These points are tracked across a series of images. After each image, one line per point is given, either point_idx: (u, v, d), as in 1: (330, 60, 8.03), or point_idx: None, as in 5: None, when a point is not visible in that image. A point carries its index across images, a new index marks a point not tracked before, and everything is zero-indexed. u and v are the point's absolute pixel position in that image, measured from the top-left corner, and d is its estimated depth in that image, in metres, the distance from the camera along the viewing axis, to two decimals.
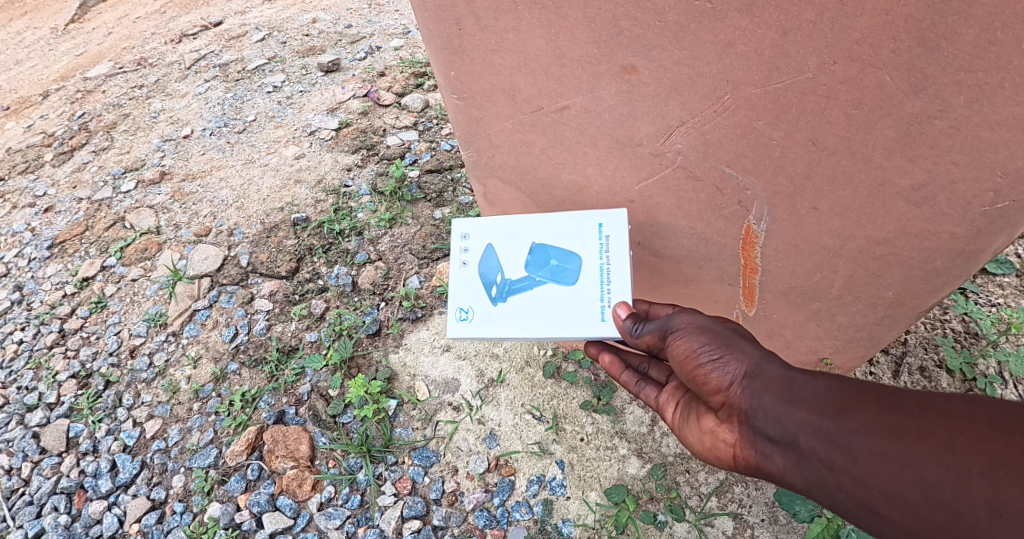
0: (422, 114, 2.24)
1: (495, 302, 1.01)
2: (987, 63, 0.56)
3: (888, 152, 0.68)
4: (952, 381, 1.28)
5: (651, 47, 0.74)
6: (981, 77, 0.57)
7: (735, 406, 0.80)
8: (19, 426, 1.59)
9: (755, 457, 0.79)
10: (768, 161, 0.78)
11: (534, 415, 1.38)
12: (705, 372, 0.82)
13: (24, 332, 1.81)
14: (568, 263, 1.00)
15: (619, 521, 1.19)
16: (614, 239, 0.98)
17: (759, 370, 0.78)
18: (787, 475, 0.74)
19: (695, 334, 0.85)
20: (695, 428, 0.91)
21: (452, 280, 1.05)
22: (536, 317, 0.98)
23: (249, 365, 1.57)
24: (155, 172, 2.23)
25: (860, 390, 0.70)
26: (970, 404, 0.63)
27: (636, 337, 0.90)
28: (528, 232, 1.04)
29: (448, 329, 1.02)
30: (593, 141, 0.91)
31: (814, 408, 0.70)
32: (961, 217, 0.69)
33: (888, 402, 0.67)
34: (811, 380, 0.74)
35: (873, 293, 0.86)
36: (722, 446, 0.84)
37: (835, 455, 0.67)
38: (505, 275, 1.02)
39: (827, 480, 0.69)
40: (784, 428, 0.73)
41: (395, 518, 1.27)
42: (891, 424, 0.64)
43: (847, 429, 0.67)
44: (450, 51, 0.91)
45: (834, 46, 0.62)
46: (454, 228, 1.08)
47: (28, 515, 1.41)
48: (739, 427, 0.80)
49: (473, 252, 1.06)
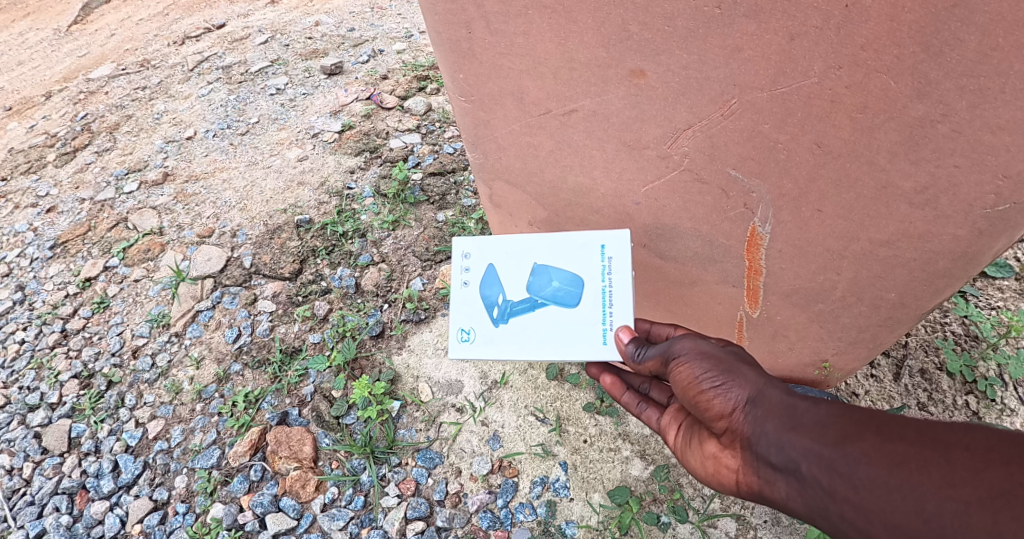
0: (425, 117, 2.25)
1: (496, 323, 1.03)
2: (989, 69, 0.57)
3: (891, 155, 0.69)
4: (952, 384, 1.29)
5: (659, 51, 0.75)
6: (983, 82, 0.58)
7: (738, 432, 0.81)
8: (21, 426, 1.59)
9: (758, 483, 0.79)
10: (773, 164, 0.78)
11: (538, 416, 1.38)
12: (709, 397, 0.83)
13: (26, 332, 1.81)
14: (570, 285, 1.01)
15: (623, 522, 1.20)
16: (616, 260, 0.99)
17: (761, 396, 0.80)
18: (790, 503, 0.75)
19: (697, 359, 0.85)
20: (698, 452, 0.92)
21: (453, 301, 1.06)
22: (538, 340, 1.00)
23: (253, 366, 1.57)
24: (158, 173, 2.23)
25: (860, 418, 0.71)
26: (969, 435, 0.63)
27: (638, 362, 0.92)
28: (531, 252, 1.05)
29: (450, 350, 1.03)
30: (601, 143, 0.92)
31: (816, 435, 0.71)
32: (963, 220, 0.70)
33: (888, 432, 0.67)
34: (812, 407, 0.75)
35: (876, 295, 0.87)
36: (725, 471, 0.85)
37: (837, 483, 0.67)
38: (507, 296, 1.03)
39: (829, 509, 0.69)
40: (787, 455, 0.74)
41: (399, 518, 1.27)
42: (891, 453, 0.64)
43: (848, 457, 0.67)
44: (459, 54, 0.92)
45: (840, 51, 0.63)
46: (455, 247, 1.08)
47: (29, 515, 1.41)
48: (742, 452, 0.81)
49: (475, 270, 1.06)
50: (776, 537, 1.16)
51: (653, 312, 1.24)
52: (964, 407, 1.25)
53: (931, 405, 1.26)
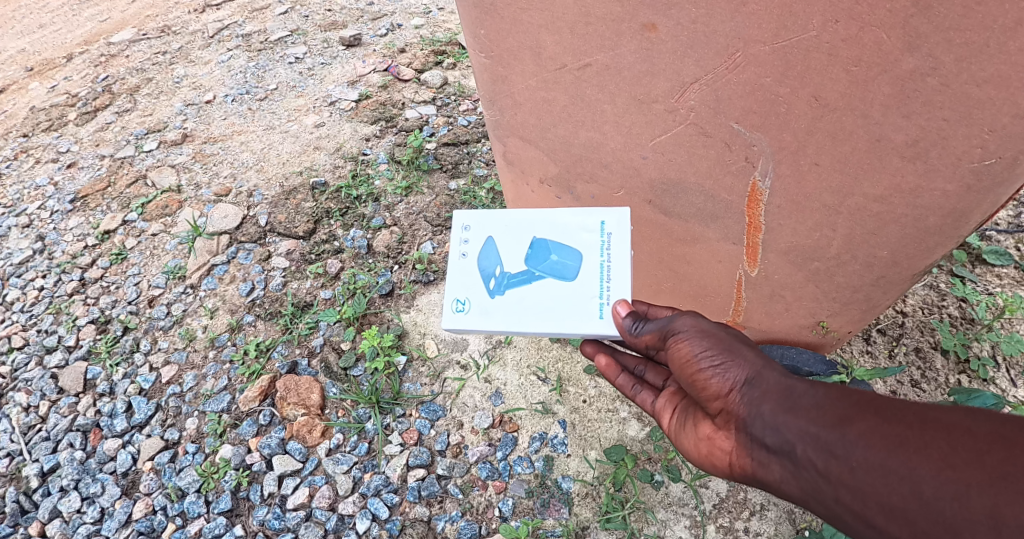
0: (441, 90, 2.28)
1: (492, 294, 1.05)
2: (975, 23, 0.60)
3: (884, 109, 0.71)
4: (945, 363, 1.32)
5: (670, 5, 0.77)
6: (969, 36, 0.61)
7: (733, 413, 0.82)
8: (39, 367, 1.64)
9: (751, 465, 0.80)
10: (774, 117, 0.81)
11: (539, 376, 1.43)
12: (706, 376, 0.84)
13: (45, 280, 1.86)
14: (569, 259, 1.04)
15: (617, 478, 1.23)
16: (615, 237, 1.05)
17: (759, 377, 0.80)
18: (783, 485, 0.76)
19: (697, 337, 0.87)
20: (692, 434, 0.94)
21: (451, 272, 1.09)
22: (533, 310, 1.02)
23: (265, 317, 1.62)
24: (177, 134, 2.28)
25: (860, 401, 0.70)
26: (971, 417, 0.62)
27: (635, 336, 0.94)
28: (530, 229, 1.09)
29: (445, 320, 1.04)
30: (612, 97, 0.95)
31: (814, 417, 0.71)
32: (952, 174, 0.73)
33: (887, 415, 0.66)
34: (810, 390, 0.75)
35: (869, 252, 0.90)
36: (719, 453, 0.86)
37: (833, 465, 0.67)
38: (504, 268, 1.06)
39: (824, 492, 0.69)
40: (782, 436, 0.74)
41: (402, 465, 1.31)
42: (891, 437, 0.64)
43: (846, 439, 0.67)
44: (482, 10, 0.95)
45: (837, 5, 0.66)
46: (457, 220, 1.13)
47: (44, 449, 1.46)
48: (737, 434, 0.82)
49: (473, 243, 1.10)
50: (766, 499, 1.20)
51: (656, 272, 1.27)
52: (955, 385, 1.29)
53: (924, 382, 1.30)
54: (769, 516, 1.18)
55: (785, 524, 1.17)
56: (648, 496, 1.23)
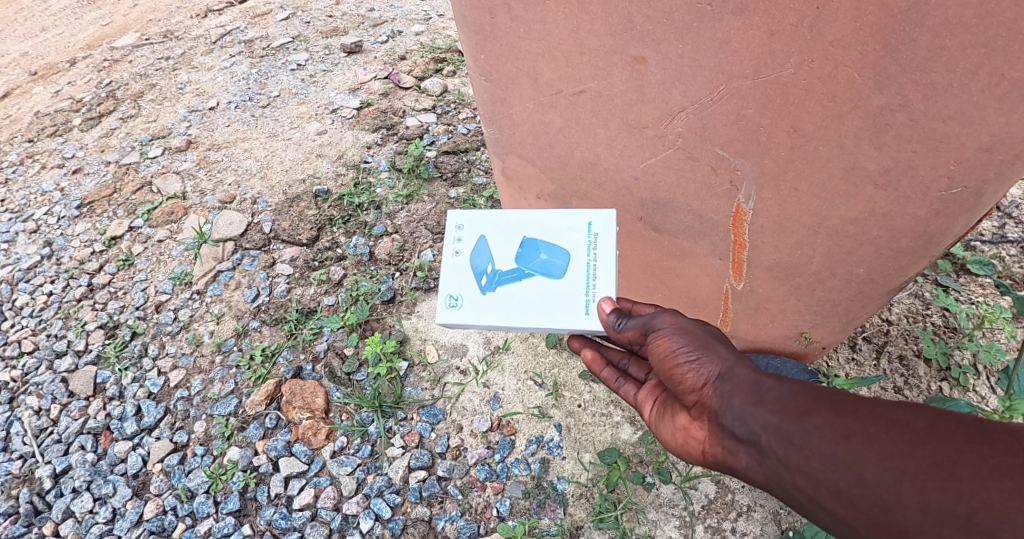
0: (441, 97, 2.33)
1: (484, 290, 1.09)
2: (938, 66, 0.65)
3: (857, 140, 0.76)
4: (927, 370, 1.37)
5: (659, 40, 0.82)
6: (934, 77, 0.66)
7: (706, 405, 0.87)
8: (49, 370, 1.69)
9: (721, 453, 0.86)
10: (756, 145, 0.86)
11: (536, 381, 1.48)
12: (683, 371, 0.89)
13: (54, 285, 1.91)
14: (558, 258, 1.09)
15: (610, 480, 1.30)
16: (602, 237, 1.09)
17: (731, 372, 0.85)
18: (749, 471, 0.81)
19: (675, 334, 0.91)
20: (669, 425, 0.99)
21: (445, 269, 1.13)
22: (523, 306, 1.07)
23: (270, 323, 1.67)
24: (182, 140, 2.32)
25: (820, 395, 0.74)
26: (912, 411, 0.66)
27: (618, 331, 0.98)
28: (520, 228, 1.14)
29: (438, 315, 1.09)
30: (605, 121, 1.00)
31: (777, 409, 0.76)
32: (921, 201, 0.78)
33: (841, 409, 0.71)
34: (776, 384, 0.80)
35: (848, 269, 0.95)
36: (693, 441, 0.92)
37: (791, 453, 0.72)
38: (496, 266, 1.11)
39: (784, 477, 0.74)
40: (748, 427, 0.79)
41: (403, 467, 1.36)
42: (843, 428, 0.68)
43: (803, 430, 0.71)
44: (482, 36, 1.00)
45: (812, 46, 0.71)
46: (451, 219, 1.17)
47: (56, 452, 1.51)
48: (709, 424, 0.87)
49: (467, 242, 1.15)
50: (753, 500, 1.26)
51: (647, 284, 1.32)
52: (937, 392, 1.35)
53: (907, 389, 1.35)
54: (755, 517, 1.24)
55: (770, 525, 1.23)
56: (639, 497, 1.28)
